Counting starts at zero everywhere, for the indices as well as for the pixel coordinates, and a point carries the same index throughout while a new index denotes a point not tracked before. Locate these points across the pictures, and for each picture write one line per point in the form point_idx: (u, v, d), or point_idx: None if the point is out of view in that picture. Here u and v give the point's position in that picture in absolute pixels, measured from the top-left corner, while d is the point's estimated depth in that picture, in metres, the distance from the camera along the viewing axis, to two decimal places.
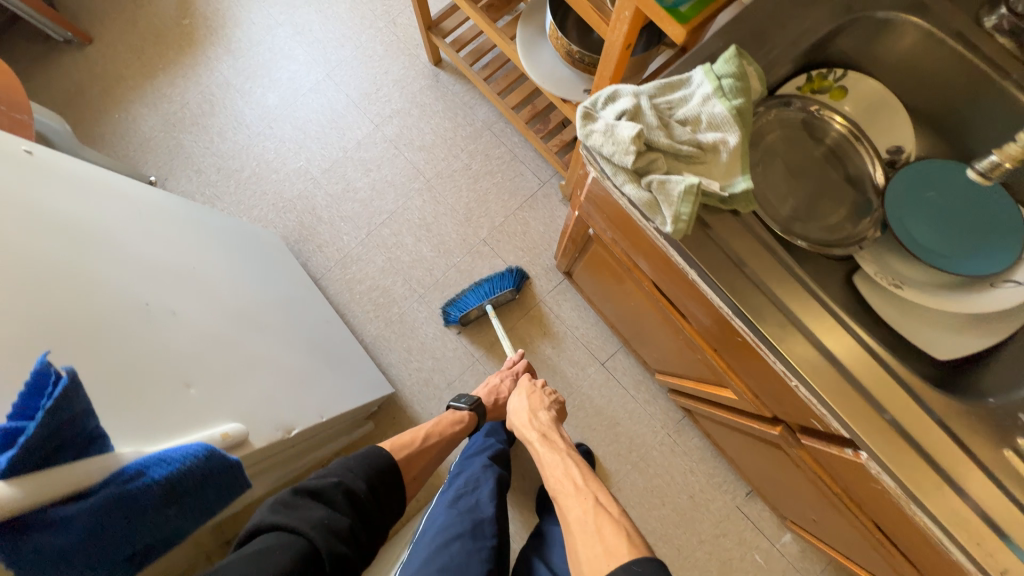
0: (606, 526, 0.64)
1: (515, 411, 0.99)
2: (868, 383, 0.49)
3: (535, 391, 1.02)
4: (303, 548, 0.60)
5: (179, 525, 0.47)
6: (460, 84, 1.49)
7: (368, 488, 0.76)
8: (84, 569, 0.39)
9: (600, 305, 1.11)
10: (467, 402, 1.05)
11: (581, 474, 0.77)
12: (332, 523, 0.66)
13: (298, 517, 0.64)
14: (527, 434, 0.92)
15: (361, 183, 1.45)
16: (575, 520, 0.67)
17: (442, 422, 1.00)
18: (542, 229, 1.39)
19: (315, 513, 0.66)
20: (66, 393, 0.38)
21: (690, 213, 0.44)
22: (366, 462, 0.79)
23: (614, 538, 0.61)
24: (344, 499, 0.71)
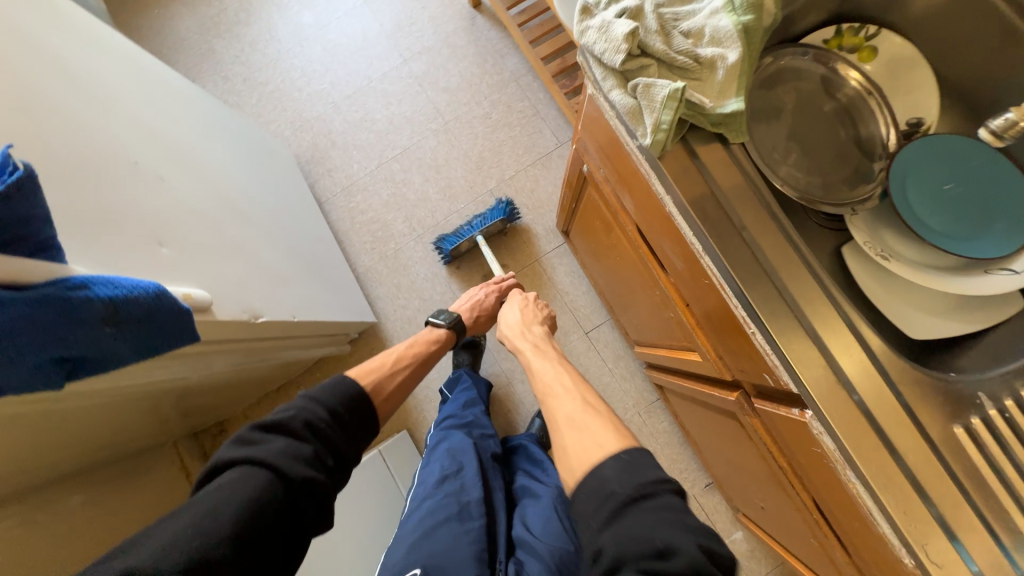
0: (594, 420, 0.60)
1: (506, 322, 0.93)
2: (827, 337, 0.47)
3: (528, 307, 0.96)
4: (270, 482, 0.52)
5: (119, 351, 0.48)
6: (495, 32, 1.46)
7: (342, 410, 0.63)
8: (13, 357, 0.40)
9: (591, 267, 1.09)
10: (446, 319, 0.94)
11: (571, 377, 0.71)
12: (300, 452, 0.56)
13: (257, 452, 0.55)
14: (518, 345, 0.86)
15: (380, 114, 1.44)
16: (564, 417, 0.62)
17: (416, 342, 0.87)
18: (551, 190, 1.37)
19: (278, 445, 0.56)
20: (20, 184, 0.39)
21: (671, 121, 0.43)
22: (332, 386, 0.66)
23: (602, 430, 0.58)
24: (313, 426, 0.59)
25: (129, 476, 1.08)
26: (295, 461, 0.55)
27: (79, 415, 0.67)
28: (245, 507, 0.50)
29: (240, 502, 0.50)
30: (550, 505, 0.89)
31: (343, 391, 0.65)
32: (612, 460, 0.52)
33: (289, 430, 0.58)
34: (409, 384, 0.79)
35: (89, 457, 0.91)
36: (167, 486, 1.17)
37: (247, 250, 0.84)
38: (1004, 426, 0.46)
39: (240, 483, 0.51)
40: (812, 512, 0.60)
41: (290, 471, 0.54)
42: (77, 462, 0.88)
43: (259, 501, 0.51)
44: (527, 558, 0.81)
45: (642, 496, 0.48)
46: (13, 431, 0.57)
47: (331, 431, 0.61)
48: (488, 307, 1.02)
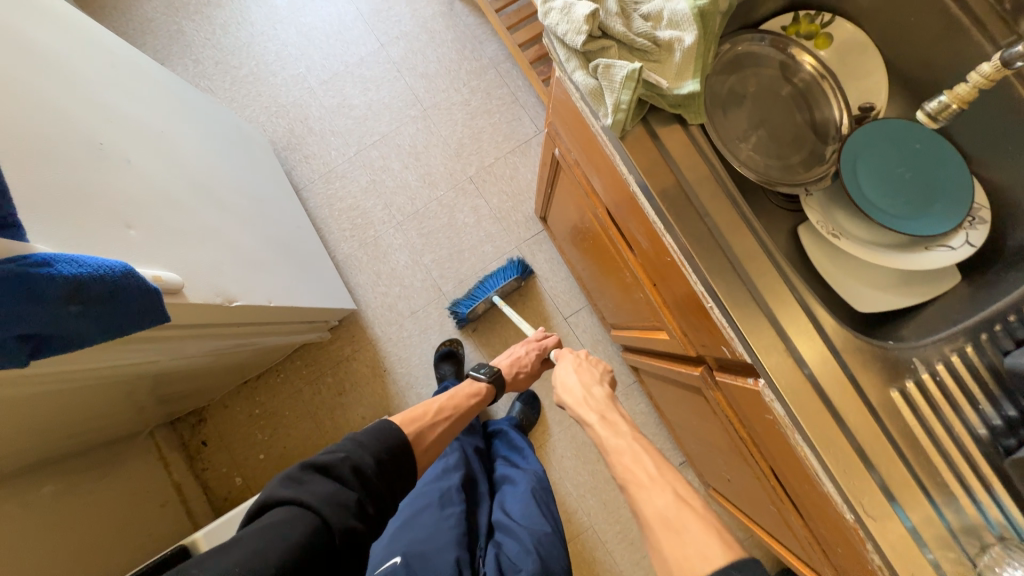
0: (693, 524, 0.52)
1: (565, 385, 0.83)
2: (777, 309, 0.49)
3: (582, 364, 0.87)
4: (314, 527, 0.52)
5: (87, 331, 0.48)
6: (473, 17, 1.45)
7: (383, 457, 0.64)
8: None
9: (569, 253, 1.11)
10: (486, 373, 0.95)
11: (654, 459, 0.62)
12: (344, 500, 0.57)
13: (303, 493, 0.55)
14: (582, 414, 0.76)
15: (358, 100, 1.42)
16: (657, 517, 0.55)
17: (458, 394, 0.89)
18: (530, 176, 1.39)
19: (325, 489, 0.57)
20: None
21: (629, 102, 0.44)
22: (381, 433, 0.67)
23: (705, 537, 0.50)
24: (360, 470, 0.61)
25: (103, 466, 1.07)
26: (340, 506, 0.55)
27: (46, 401, 0.66)
28: (291, 549, 0.49)
29: (288, 543, 0.50)
30: (527, 491, 0.91)
31: (393, 439, 0.67)
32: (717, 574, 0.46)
33: (336, 476, 0.59)
34: (446, 435, 0.81)
35: (59, 446, 0.90)
36: (143, 476, 1.16)
37: (220, 235, 0.84)
38: (936, 389, 0.50)
39: (286, 525, 0.51)
40: (769, 479, 0.64)
41: (334, 517, 0.54)
42: (48, 451, 0.87)
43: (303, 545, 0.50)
44: (505, 539, 0.84)
45: None
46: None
47: (374, 477, 0.62)
48: (528, 365, 1.01)
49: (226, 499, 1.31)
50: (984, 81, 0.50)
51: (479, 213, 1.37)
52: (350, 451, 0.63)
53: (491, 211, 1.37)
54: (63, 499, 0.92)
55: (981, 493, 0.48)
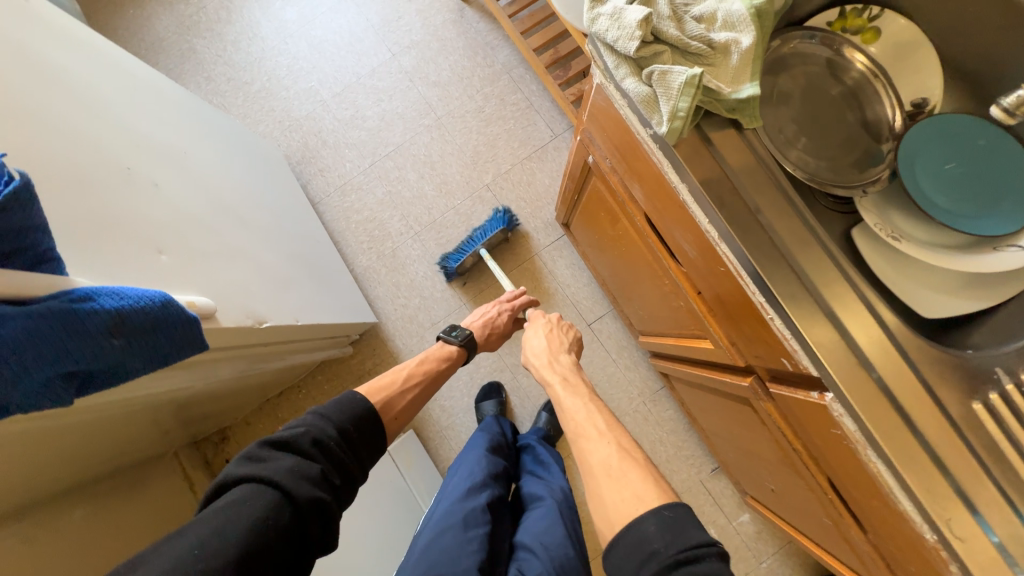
0: (632, 471, 0.57)
1: (531, 350, 0.86)
2: (844, 317, 0.47)
3: (554, 330, 0.89)
4: (276, 503, 0.50)
5: (129, 365, 0.47)
6: (485, 23, 1.44)
7: (349, 429, 0.61)
8: (19, 372, 0.38)
9: (593, 259, 1.09)
10: (458, 336, 0.91)
11: (604, 418, 0.66)
12: (308, 475, 0.54)
13: (263, 469, 0.52)
14: (547, 377, 0.79)
15: (371, 111, 1.41)
16: (600, 465, 0.59)
17: (427, 359, 0.85)
18: (548, 182, 1.37)
19: (285, 464, 0.54)
20: (18, 196, 0.37)
21: (688, 109, 0.42)
22: (341, 403, 0.64)
23: (641, 482, 0.55)
24: (327, 443, 0.58)
25: (132, 490, 1.06)
26: (302, 481, 0.53)
27: (79, 431, 0.65)
28: (250, 529, 0.47)
29: (249, 522, 0.48)
30: (552, 505, 0.88)
31: (353, 412, 0.64)
32: (653, 515, 0.50)
33: (302, 449, 0.56)
34: (413, 403, 0.78)
35: (85, 475, 0.89)
36: (170, 497, 1.15)
37: (248, 256, 0.82)
38: (1020, 399, 0.47)
39: (245, 503, 0.49)
40: (827, 492, 0.62)
41: (298, 493, 0.52)
42: (75, 480, 0.86)
43: (264, 523, 0.48)
44: (527, 560, 0.79)
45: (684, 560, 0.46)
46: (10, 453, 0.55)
47: (340, 447, 0.59)
48: (501, 325, 0.99)
49: None
50: None
51: None
52: (314, 423, 0.60)
53: None
54: (95, 527, 0.91)
55: None
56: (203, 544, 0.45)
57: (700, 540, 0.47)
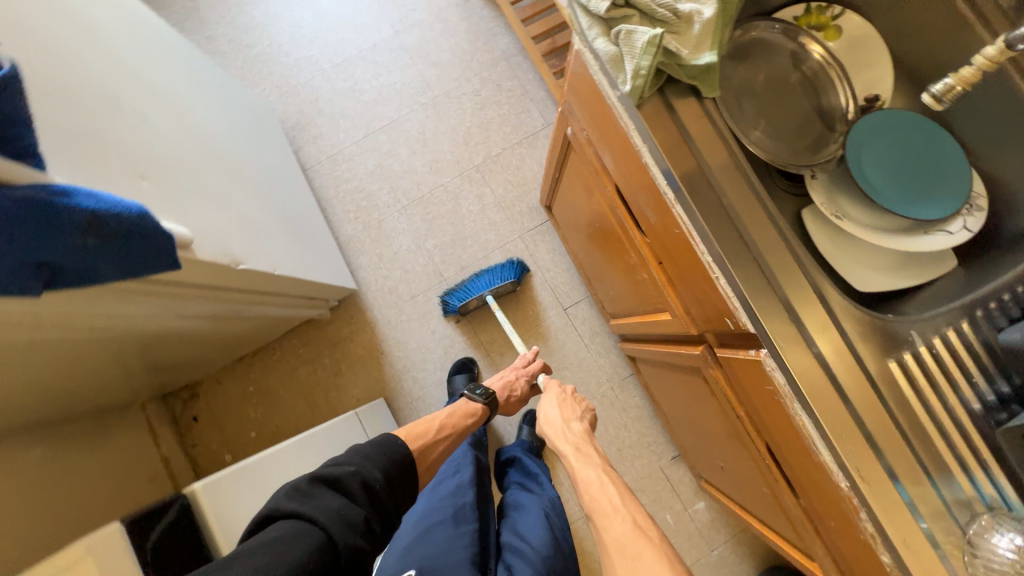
0: (647, 552, 0.58)
1: (546, 417, 0.88)
2: (784, 280, 0.51)
3: (567, 400, 0.90)
4: (322, 542, 0.52)
5: (102, 269, 0.48)
6: (487, 10, 1.47)
7: (389, 473, 0.67)
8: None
9: (572, 242, 1.14)
10: (482, 395, 0.97)
11: (619, 491, 0.68)
12: (351, 519, 0.56)
13: (314, 504, 0.55)
14: (560, 447, 0.80)
15: (369, 84, 1.44)
16: (614, 542, 0.60)
17: (455, 413, 0.91)
18: (536, 168, 1.40)
19: (332, 503, 0.57)
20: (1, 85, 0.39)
21: (649, 68, 0.46)
22: (381, 453, 0.69)
23: (655, 564, 0.56)
24: (367, 489, 0.62)
25: (93, 440, 1.05)
26: (348, 521, 0.56)
27: (43, 351, 0.66)
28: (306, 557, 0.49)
29: (302, 553, 0.49)
30: (540, 512, 0.88)
31: (392, 460, 0.69)
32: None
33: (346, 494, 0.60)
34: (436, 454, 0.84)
35: (49, 412, 0.90)
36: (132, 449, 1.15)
37: (231, 202, 0.84)
38: (934, 365, 0.51)
39: (294, 536, 0.51)
40: (765, 458, 0.65)
41: (342, 536, 0.54)
42: (35, 416, 0.86)
43: (311, 559, 0.49)
44: (516, 562, 0.78)
45: None
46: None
47: (377, 494, 0.63)
48: (519, 389, 1.03)
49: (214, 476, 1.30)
50: (987, 63, 0.52)
51: (484, 201, 1.39)
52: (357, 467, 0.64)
53: (495, 201, 1.39)
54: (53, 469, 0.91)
55: (973, 465, 0.49)
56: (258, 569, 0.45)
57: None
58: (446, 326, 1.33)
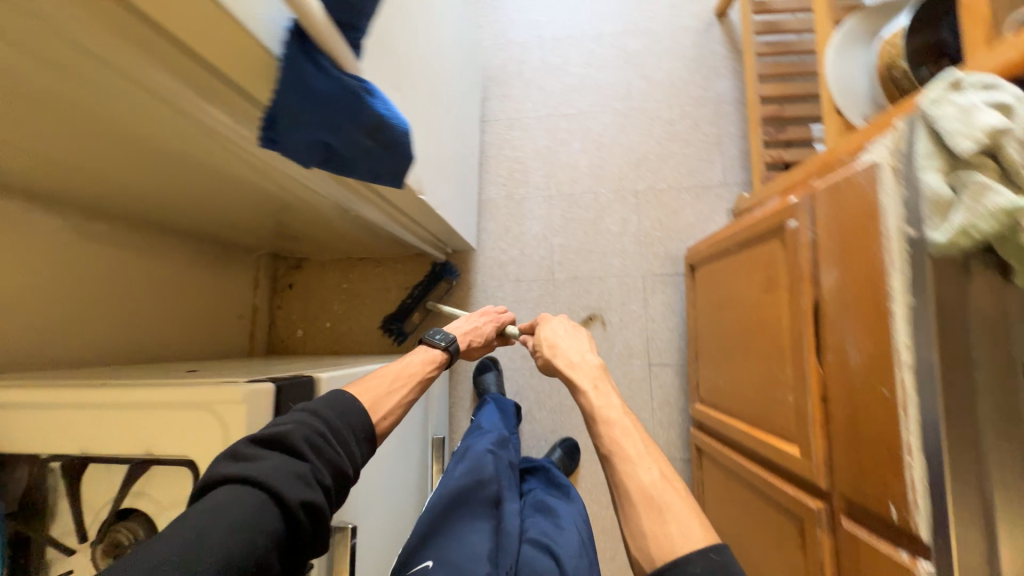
0: (678, 503, 0.52)
1: (556, 346, 0.77)
2: (998, 513, 0.44)
3: (576, 327, 0.83)
4: (263, 507, 0.43)
5: (357, 167, 0.51)
6: (724, 48, 1.40)
7: (344, 429, 0.53)
8: (304, 119, 0.43)
9: (702, 313, 1.09)
10: (443, 339, 0.79)
11: (638, 428, 0.61)
12: (300, 477, 0.46)
13: (246, 470, 0.44)
14: (572, 374, 0.71)
15: (576, 70, 1.43)
16: (640, 491, 0.54)
17: (411, 361, 0.73)
18: (691, 220, 1.34)
19: (270, 466, 0.45)
20: None
21: (984, 233, 0.41)
22: (323, 399, 0.55)
23: (688, 517, 0.51)
24: (321, 440, 0.49)
25: (211, 266, 1.18)
26: (295, 482, 0.45)
27: (241, 182, 0.74)
28: (233, 536, 0.40)
29: (238, 530, 0.40)
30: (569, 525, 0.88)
31: (335, 403, 0.55)
32: (698, 552, 0.48)
33: (296, 445, 0.47)
34: (397, 396, 0.67)
35: (193, 222, 1.01)
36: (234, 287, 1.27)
37: (436, 134, 0.88)
38: None
39: (230, 506, 0.42)
40: None
41: (290, 498, 0.44)
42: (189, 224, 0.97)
43: (251, 530, 0.41)
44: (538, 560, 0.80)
45: None
46: (196, 158, 0.64)
47: (329, 445, 0.50)
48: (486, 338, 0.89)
49: (282, 341, 1.41)
50: None
51: (625, 227, 1.36)
52: (303, 415, 0.51)
53: (636, 231, 1.35)
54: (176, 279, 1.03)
55: None
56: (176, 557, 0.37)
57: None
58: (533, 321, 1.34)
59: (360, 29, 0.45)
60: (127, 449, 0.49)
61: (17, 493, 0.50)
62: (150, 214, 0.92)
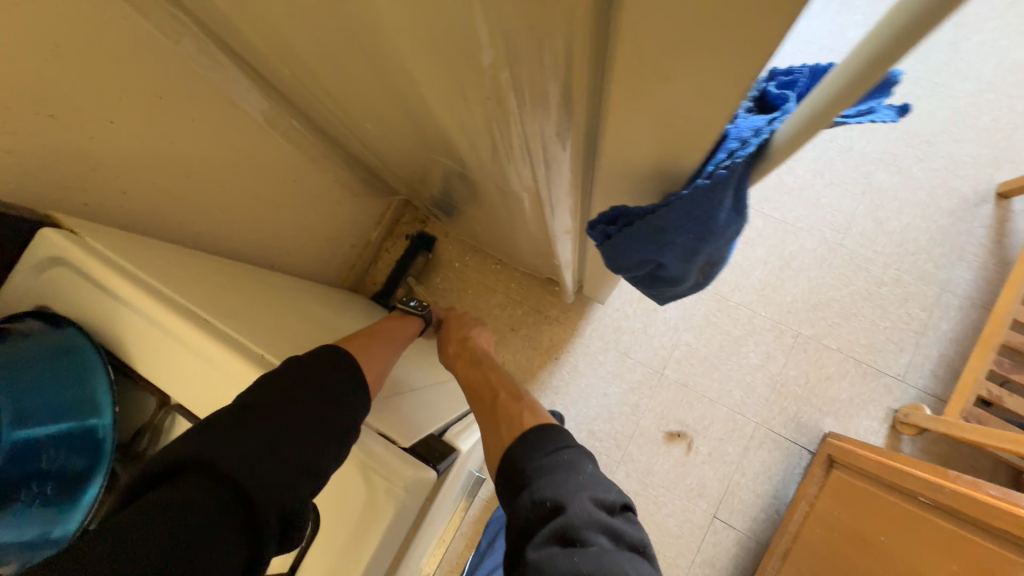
0: (521, 410, 0.61)
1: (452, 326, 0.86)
2: None
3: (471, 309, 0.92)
4: (231, 502, 0.38)
5: (656, 279, 0.37)
6: (984, 234, 1.16)
7: (332, 403, 0.47)
8: (672, 227, 0.31)
9: (817, 523, 0.91)
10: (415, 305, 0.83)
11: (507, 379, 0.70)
12: (278, 468, 0.41)
13: (219, 448, 0.40)
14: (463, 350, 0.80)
15: (802, 174, 1.24)
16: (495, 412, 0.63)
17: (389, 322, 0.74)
18: (841, 397, 1.15)
19: (244, 448, 0.41)
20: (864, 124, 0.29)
21: None
22: (314, 356, 0.50)
23: (527, 414, 0.60)
24: (309, 419, 0.45)
25: (355, 193, 1.13)
26: (267, 473, 0.41)
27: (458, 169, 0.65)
28: (196, 519, 0.36)
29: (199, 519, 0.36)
30: None
31: (322, 361, 0.50)
32: (524, 433, 0.56)
33: (279, 425, 0.44)
34: (389, 355, 0.62)
35: (371, 156, 0.95)
36: (359, 218, 1.22)
37: None
38: None
39: (189, 500, 0.37)
40: None
41: (263, 495, 0.40)
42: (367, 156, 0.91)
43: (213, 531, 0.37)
44: None
45: (541, 462, 0.52)
46: (442, 140, 0.55)
47: (319, 414, 0.46)
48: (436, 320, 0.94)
49: (372, 284, 1.36)
50: None
51: (765, 363, 1.19)
52: (291, 383, 0.46)
53: (774, 374, 1.18)
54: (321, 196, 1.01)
55: None
56: (131, 535, 0.34)
57: (560, 445, 0.54)
58: (618, 402, 1.21)
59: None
60: None
61: (136, 422, 0.52)
62: (340, 133, 0.87)
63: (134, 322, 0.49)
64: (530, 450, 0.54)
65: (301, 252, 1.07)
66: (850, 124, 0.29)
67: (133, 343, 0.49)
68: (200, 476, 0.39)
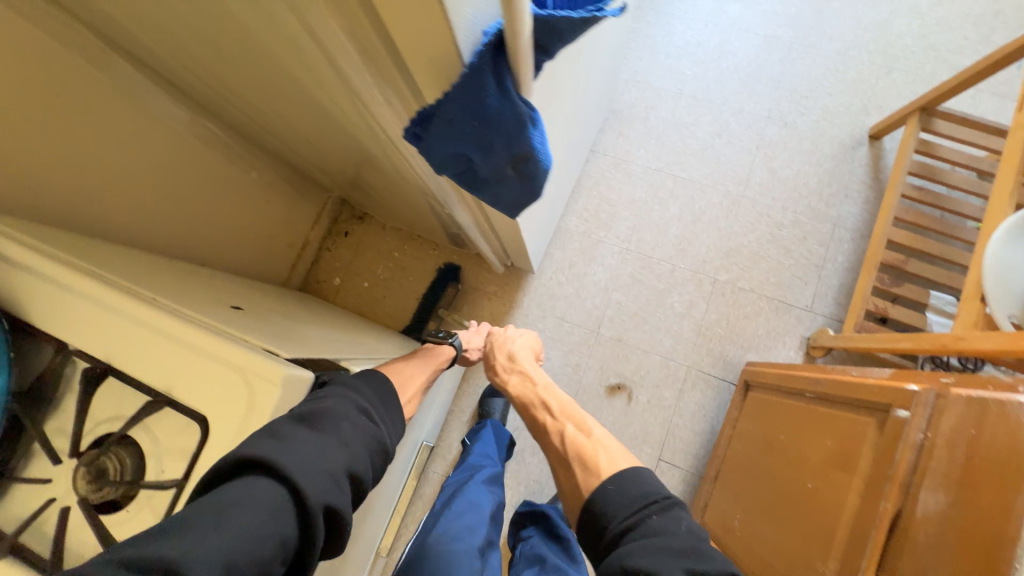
0: (586, 452, 0.59)
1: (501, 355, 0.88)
2: None
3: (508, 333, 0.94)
4: (289, 500, 0.40)
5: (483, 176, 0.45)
6: (864, 172, 1.30)
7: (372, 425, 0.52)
8: (454, 119, 0.38)
9: (739, 441, 0.99)
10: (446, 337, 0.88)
11: (563, 409, 0.69)
12: (327, 471, 0.44)
13: (285, 450, 0.42)
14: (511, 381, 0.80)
15: (702, 137, 1.36)
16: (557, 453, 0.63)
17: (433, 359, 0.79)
18: (760, 332, 1.25)
19: (307, 454, 0.43)
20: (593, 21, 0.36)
21: None
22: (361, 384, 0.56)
23: (595, 457, 0.58)
24: (352, 434, 0.49)
25: (283, 191, 1.17)
26: (324, 478, 0.43)
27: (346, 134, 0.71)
28: (264, 515, 0.38)
29: (263, 515, 0.38)
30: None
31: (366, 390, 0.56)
32: (603, 487, 0.54)
33: (329, 433, 0.47)
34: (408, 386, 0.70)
35: (288, 149, 1.00)
36: (293, 217, 1.26)
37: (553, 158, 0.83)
38: None
39: (253, 499, 0.39)
40: None
41: (317, 494, 0.42)
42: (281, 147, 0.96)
43: (277, 522, 0.39)
44: None
45: (631, 525, 0.49)
46: (315, 98, 0.61)
47: (364, 433, 0.50)
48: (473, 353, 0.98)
49: (317, 282, 1.40)
50: None
51: (689, 311, 1.28)
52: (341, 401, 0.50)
53: (699, 320, 1.27)
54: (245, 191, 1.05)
55: None
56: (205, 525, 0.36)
57: (648, 504, 0.50)
58: (561, 365, 1.28)
59: (549, 55, 0.42)
60: (150, 381, 0.49)
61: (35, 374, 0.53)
62: (252, 127, 0.92)
63: (24, 285, 0.51)
64: (619, 513, 0.51)
65: (236, 250, 1.10)
66: (583, 20, 0.37)
67: (27, 303, 0.52)
68: (258, 476, 0.41)
